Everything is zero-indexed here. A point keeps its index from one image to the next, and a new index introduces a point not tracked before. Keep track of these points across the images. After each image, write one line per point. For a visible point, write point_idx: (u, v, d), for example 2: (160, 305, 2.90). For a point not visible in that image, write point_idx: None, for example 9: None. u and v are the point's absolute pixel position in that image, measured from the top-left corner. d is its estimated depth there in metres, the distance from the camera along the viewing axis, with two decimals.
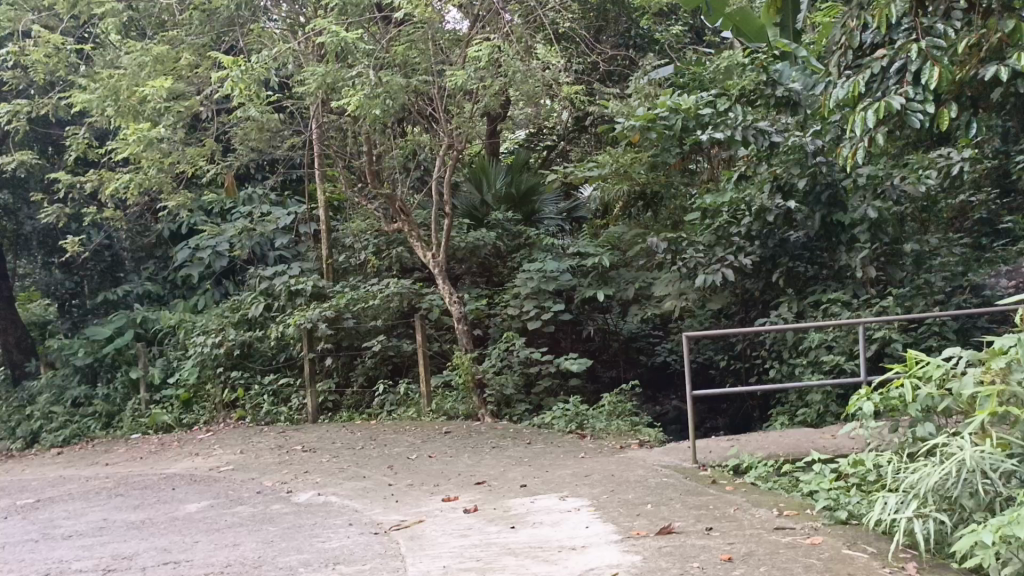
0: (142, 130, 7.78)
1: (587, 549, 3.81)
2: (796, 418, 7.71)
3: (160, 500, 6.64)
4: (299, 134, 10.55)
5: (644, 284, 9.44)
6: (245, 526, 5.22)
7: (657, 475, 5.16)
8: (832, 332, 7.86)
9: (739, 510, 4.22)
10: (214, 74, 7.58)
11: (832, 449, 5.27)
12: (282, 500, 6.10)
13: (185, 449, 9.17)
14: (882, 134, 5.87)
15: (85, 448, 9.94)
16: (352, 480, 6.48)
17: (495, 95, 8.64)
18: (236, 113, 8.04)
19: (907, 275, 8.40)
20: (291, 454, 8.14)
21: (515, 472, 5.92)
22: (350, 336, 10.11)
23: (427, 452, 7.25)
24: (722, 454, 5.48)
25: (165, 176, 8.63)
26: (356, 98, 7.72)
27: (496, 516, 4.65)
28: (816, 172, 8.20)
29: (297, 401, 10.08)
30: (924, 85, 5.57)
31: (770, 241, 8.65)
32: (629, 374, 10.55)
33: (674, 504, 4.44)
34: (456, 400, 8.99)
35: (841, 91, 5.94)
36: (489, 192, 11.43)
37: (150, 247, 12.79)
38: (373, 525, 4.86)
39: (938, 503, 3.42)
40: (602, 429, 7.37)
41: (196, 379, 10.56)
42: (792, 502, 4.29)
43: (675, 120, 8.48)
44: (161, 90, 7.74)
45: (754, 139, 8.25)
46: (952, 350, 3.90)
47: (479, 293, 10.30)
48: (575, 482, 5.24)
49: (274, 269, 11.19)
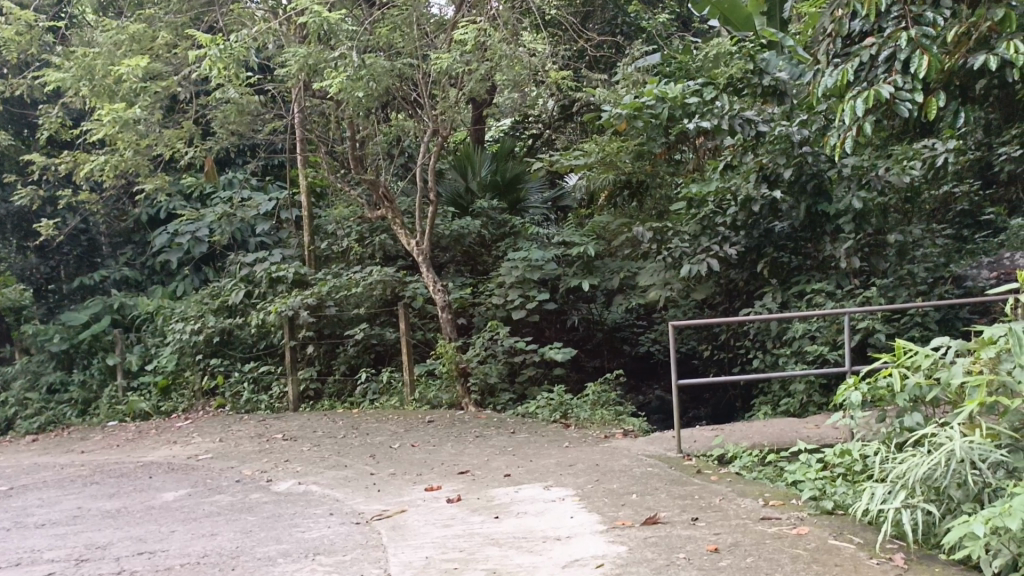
0: (117, 110, 7.59)
1: (572, 540, 3.75)
2: (780, 408, 7.70)
3: (136, 488, 6.53)
4: (281, 118, 10.42)
5: (628, 273, 9.44)
6: (223, 515, 5.14)
7: (642, 465, 5.12)
8: (815, 321, 7.85)
9: (724, 500, 4.18)
10: (192, 53, 7.41)
11: (816, 438, 5.26)
12: (261, 489, 6.01)
13: (164, 436, 9.06)
14: (870, 123, 5.83)
15: (61, 436, 9.79)
16: (333, 470, 6.39)
17: (480, 81, 8.39)
18: (215, 94, 7.91)
19: (890, 267, 8.31)
20: (271, 443, 8.05)
21: (498, 461, 5.85)
22: (333, 323, 10.02)
23: (409, 441, 7.18)
24: (707, 443, 5.45)
25: (142, 159, 8.47)
26: (339, 81, 7.64)
27: (479, 505, 4.58)
28: (802, 162, 8.15)
29: (278, 389, 10.01)
30: (913, 74, 5.55)
31: (756, 231, 8.65)
32: (612, 364, 10.52)
33: (659, 494, 4.40)
34: (439, 389, 8.93)
35: (830, 79, 5.92)
36: (473, 179, 11.34)
37: (128, 232, 12.63)
38: (354, 514, 4.79)
39: (926, 493, 3.39)
40: (586, 419, 7.34)
41: (175, 365, 10.43)
42: (776, 492, 4.25)
43: (661, 108, 8.41)
44: (137, 69, 7.58)
45: (741, 128, 8.21)
46: (941, 340, 3.88)
47: (463, 282, 10.21)
48: (559, 472, 5.18)
49: (255, 256, 11.07)
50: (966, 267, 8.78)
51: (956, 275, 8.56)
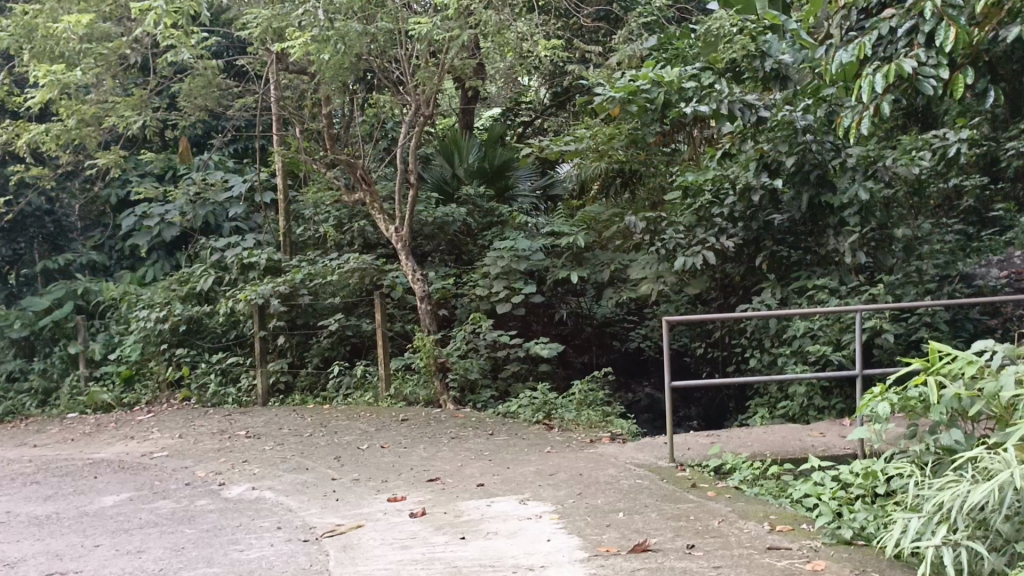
0: (55, 71, 7.06)
1: (547, 570, 3.21)
2: (777, 411, 7.17)
3: (76, 491, 5.95)
4: (253, 95, 9.84)
5: (619, 266, 8.87)
6: (159, 527, 4.58)
7: (630, 476, 4.59)
8: (818, 320, 7.29)
9: (724, 523, 3.64)
10: (134, 7, 6.85)
11: (821, 450, 4.79)
12: (210, 494, 5.45)
13: (122, 430, 8.49)
14: (888, 103, 5.32)
15: (17, 427, 9.23)
16: (293, 473, 5.83)
17: (462, 52, 7.89)
18: (168, 57, 7.35)
19: (897, 263, 7.75)
20: (233, 440, 7.48)
21: (473, 468, 5.31)
22: (306, 314, 9.51)
23: (380, 441, 6.62)
24: (701, 451, 4.96)
25: (88, 128, 7.92)
26: (302, 41, 7.34)
27: (444, 522, 4.03)
28: (805, 150, 7.59)
29: (247, 381, 9.42)
30: (937, 47, 5.04)
31: (754, 223, 8.10)
32: (601, 360, 9.98)
33: (649, 513, 3.85)
34: (416, 385, 8.38)
35: (845, 55, 5.37)
36: (460, 166, 10.79)
37: (97, 216, 12.06)
38: (304, 529, 4.24)
39: (970, 527, 2.89)
40: (571, 420, 6.79)
41: (139, 355, 9.83)
42: (783, 514, 3.72)
43: (657, 93, 7.83)
44: (78, 26, 7.06)
45: (741, 113, 7.67)
46: (986, 344, 3.40)
47: (447, 272, 9.61)
48: (538, 483, 4.65)
49: (226, 241, 10.46)
50: (974, 265, 8.21)
51: (965, 274, 7.99)
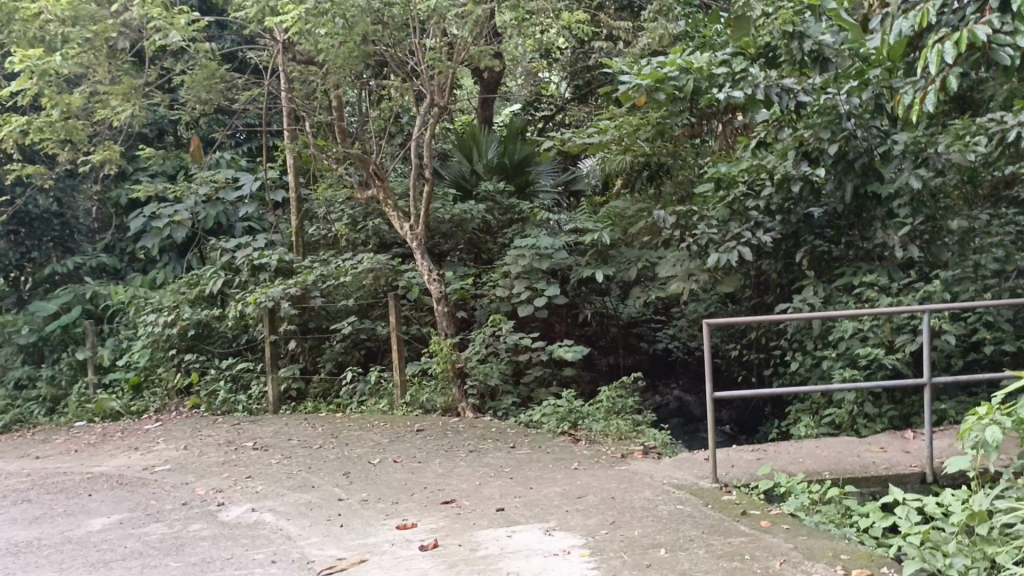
0: (33, 58, 6.88)
1: None
2: (825, 420, 6.53)
3: (65, 511, 5.49)
4: (260, 88, 9.38)
5: (648, 263, 8.17)
6: (143, 559, 4.09)
7: (669, 501, 4.04)
8: (867, 320, 6.69)
9: (787, 564, 3.10)
10: None
11: (884, 469, 4.26)
12: (205, 518, 4.96)
13: (127, 440, 8.06)
14: (957, 74, 4.71)
15: (22, 436, 8.85)
16: (297, 492, 5.33)
17: (475, 29, 7.37)
18: (156, 38, 7.18)
19: (951, 258, 7.09)
20: (239, 453, 7.01)
21: (491, 488, 4.78)
22: (319, 317, 9.05)
23: (393, 455, 6.11)
24: (748, 470, 4.40)
25: (74, 122, 7.74)
26: (296, 13, 6.77)
27: (457, 559, 3.52)
28: (848, 137, 7.01)
29: (258, 389, 8.95)
30: (1015, 12, 4.50)
31: (793, 216, 7.54)
32: (628, 362, 9.46)
33: (697, 550, 3.32)
34: (433, 392, 7.84)
35: (906, 23, 4.80)
36: (479, 162, 10.24)
37: (108, 217, 11.69)
38: (300, 565, 3.74)
39: None
40: (599, 431, 6.24)
41: (147, 361, 9.40)
42: (856, 553, 3.18)
43: (686, 79, 7.20)
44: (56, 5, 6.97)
45: (779, 98, 6.93)
46: None
47: (465, 272, 9.09)
48: (564, 508, 4.11)
49: (237, 242, 10.02)
50: None
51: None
